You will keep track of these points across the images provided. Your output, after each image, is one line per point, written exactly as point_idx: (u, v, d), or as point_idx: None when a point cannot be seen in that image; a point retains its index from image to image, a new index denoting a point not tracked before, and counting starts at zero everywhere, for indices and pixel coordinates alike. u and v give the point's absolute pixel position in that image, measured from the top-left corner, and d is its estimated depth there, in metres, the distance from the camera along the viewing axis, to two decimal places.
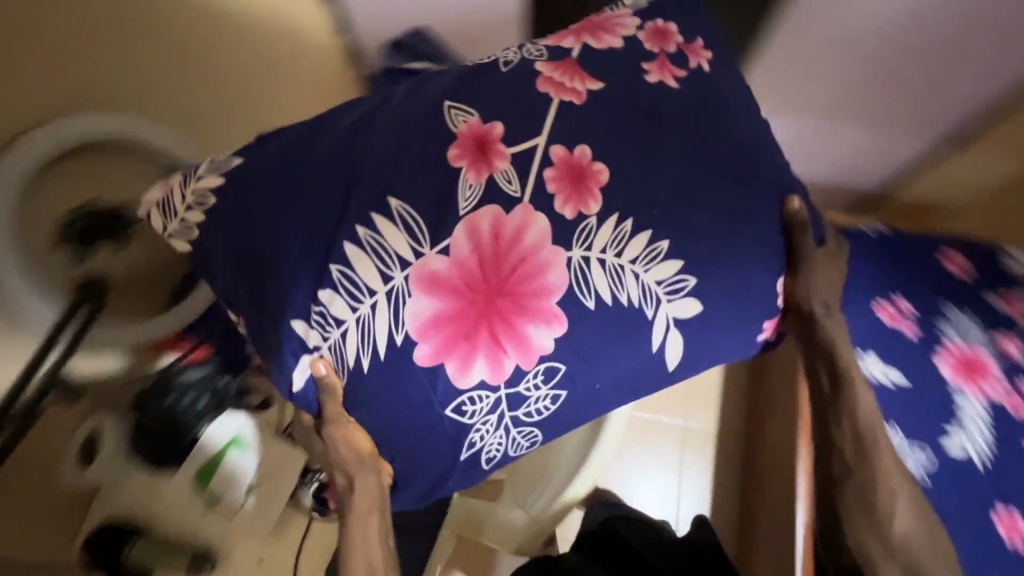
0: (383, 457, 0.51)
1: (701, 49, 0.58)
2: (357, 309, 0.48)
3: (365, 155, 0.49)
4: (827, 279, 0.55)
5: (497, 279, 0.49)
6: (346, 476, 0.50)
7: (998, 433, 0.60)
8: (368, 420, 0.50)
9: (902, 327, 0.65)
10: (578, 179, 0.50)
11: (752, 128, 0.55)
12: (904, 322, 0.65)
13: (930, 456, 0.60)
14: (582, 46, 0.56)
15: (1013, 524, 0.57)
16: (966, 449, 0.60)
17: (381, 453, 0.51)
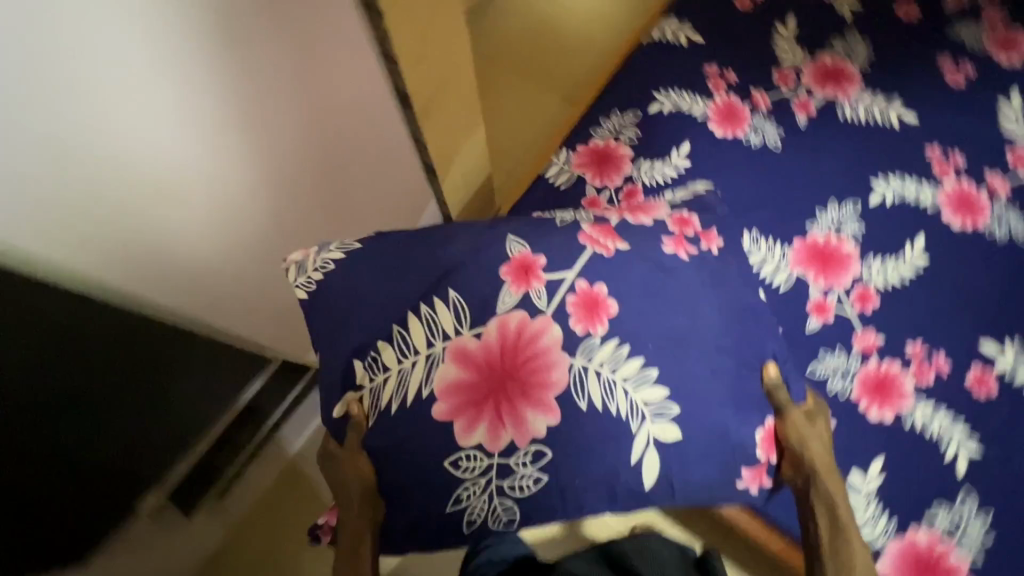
0: (376, 496, 0.60)
1: (714, 237, 0.74)
2: (402, 362, 0.63)
3: (442, 260, 0.68)
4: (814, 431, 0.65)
5: (512, 366, 0.62)
6: (345, 502, 0.60)
7: (863, 215, 0.98)
8: (377, 460, 0.60)
9: (761, 104, 1.05)
10: (592, 307, 0.65)
11: (745, 300, 0.68)
12: (761, 101, 1.05)
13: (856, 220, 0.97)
14: (621, 218, 0.74)
15: (839, 246, 0.95)
16: (883, 191, 0.99)
17: (377, 493, 0.60)
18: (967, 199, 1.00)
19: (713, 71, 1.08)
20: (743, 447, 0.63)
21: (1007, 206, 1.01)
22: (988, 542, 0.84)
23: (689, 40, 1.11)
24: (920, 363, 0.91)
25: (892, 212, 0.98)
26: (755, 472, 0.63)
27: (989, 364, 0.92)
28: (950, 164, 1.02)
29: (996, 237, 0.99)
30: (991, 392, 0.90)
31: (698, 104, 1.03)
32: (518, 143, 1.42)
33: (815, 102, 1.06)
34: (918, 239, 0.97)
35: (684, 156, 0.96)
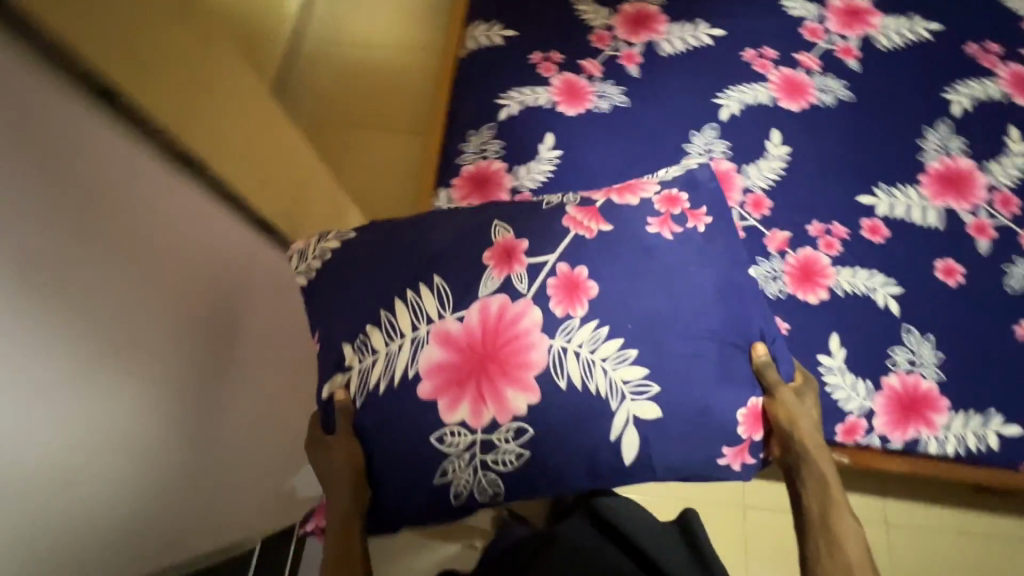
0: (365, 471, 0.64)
1: (703, 215, 0.72)
2: (389, 345, 0.66)
3: (431, 247, 0.71)
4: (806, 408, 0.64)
5: (491, 347, 0.64)
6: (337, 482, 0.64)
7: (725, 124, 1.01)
8: (368, 436, 0.64)
9: (596, 72, 1.05)
10: (572, 288, 0.66)
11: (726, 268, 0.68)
12: (594, 69, 1.05)
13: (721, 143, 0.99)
14: (607, 199, 0.74)
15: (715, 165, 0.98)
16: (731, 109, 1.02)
17: (366, 467, 0.64)
18: (795, 83, 1.04)
19: (537, 59, 1.07)
20: (727, 425, 0.63)
21: (836, 70, 1.05)
22: (939, 357, 0.89)
23: (503, 39, 1.09)
24: (828, 232, 0.95)
25: (758, 139, 1.00)
26: (736, 450, 0.63)
27: (882, 216, 0.96)
28: (765, 59, 1.06)
29: (825, 103, 1.03)
30: (889, 235, 0.95)
31: (540, 97, 1.02)
32: (391, 191, 1.37)
33: (638, 51, 1.07)
34: (772, 135, 1.00)
35: (553, 147, 0.98)
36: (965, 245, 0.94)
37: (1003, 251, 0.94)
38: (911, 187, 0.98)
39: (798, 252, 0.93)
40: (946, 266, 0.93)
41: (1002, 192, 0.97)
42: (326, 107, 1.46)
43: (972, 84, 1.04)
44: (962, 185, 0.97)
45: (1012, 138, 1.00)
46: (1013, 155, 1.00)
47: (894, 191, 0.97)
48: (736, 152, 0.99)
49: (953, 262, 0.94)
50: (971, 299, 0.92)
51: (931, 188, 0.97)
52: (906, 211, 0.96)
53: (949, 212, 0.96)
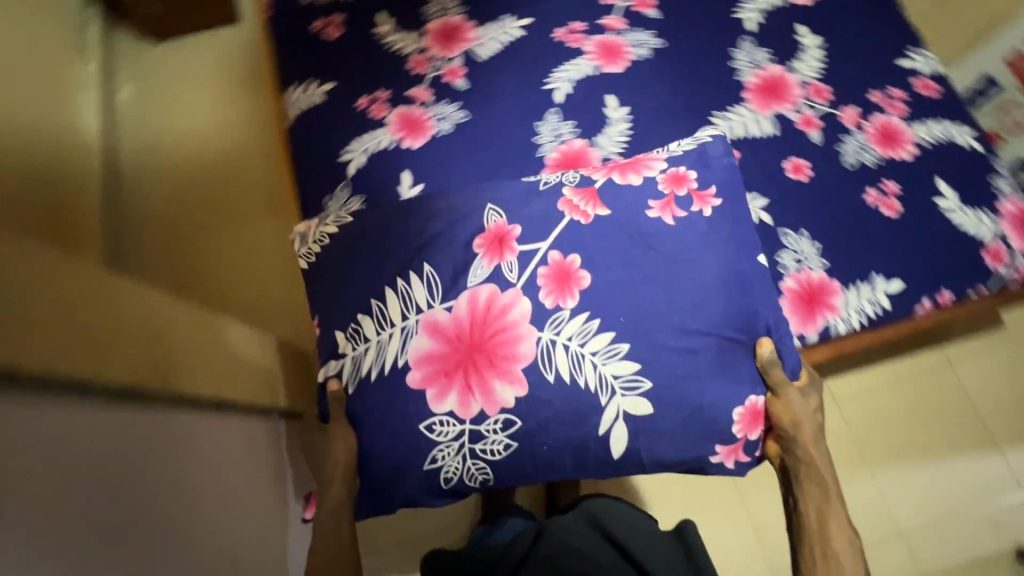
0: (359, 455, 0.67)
1: (711, 196, 0.67)
2: (380, 333, 0.67)
3: (419, 232, 0.69)
4: (811, 408, 0.60)
5: (479, 339, 0.64)
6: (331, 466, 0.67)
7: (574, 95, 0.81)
8: (362, 421, 0.66)
9: (421, 99, 0.82)
10: (563, 279, 0.64)
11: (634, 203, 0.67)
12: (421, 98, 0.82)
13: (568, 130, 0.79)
14: (608, 178, 0.69)
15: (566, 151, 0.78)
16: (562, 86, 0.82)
17: (361, 452, 0.67)
18: (613, 50, 0.84)
19: (364, 105, 0.82)
20: (723, 424, 0.61)
21: (644, 23, 0.86)
22: (819, 244, 0.76)
23: (324, 95, 0.84)
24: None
25: (596, 102, 0.81)
26: (729, 449, 0.61)
27: (731, 142, 0.79)
28: (578, 33, 0.85)
29: (646, 58, 0.84)
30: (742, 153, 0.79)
31: (380, 139, 0.79)
32: (266, 279, 1.14)
33: (460, 62, 0.84)
34: (608, 99, 0.81)
35: (414, 183, 0.77)
36: (800, 139, 0.81)
37: (839, 129, 0.82)
38: (737, 105, 0.82)
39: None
40: (793, 161, 0.79)
41: (816, 82, 0.84)
42: (165, 263, 1.15)
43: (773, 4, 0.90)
44: (786, 88, 0.83)
45: (800, 32, 0.88)
46: (811, 48, 0.87)
47: (723, 112, 0.81)
48: (580, 125, 0.79)
49: (800, 157, 0.80)
50: (828, 185, 0.79)
51: (756, 101, 0.82)
52: (741, 127, 0.80)
53: (778, 117, 0.82)
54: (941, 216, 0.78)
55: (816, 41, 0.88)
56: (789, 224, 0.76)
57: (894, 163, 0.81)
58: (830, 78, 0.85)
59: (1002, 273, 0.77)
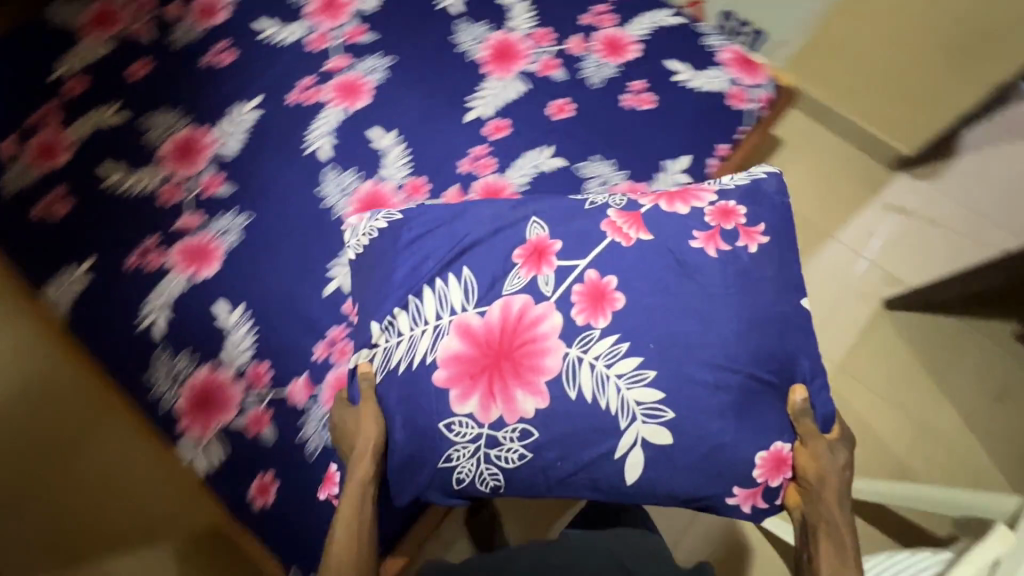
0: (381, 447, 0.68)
1: (759, 234, 0.66)
2: (413, 329, 0.69)
3: (463, 238, 0.72)
4: (837, 463, 0.58)
5: (508, 348, 0.65)
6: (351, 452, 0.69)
7: (338, 130, 0.91)
8: (385, 412, 0.68)
9: (192, 229, 0.88)
10: (598, 299, 0.64)
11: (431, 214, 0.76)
12: (193, 229, 0.88)
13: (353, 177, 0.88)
14: (655, 205, 0.70)
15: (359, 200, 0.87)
16: (322, 147, 0.90)
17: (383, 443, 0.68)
18: (348, 86, 0.93)
19: (136, 263, 0.87)
20: (743, 467, 0.59)
21: (363, 54, 0.95)
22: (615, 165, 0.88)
23: (86, 273, 0.88)
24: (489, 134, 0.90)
25: (365, 146, 0.90)
26: (747, 492, 0.60)
27: (496, 115, 0.91)
28: (309, 88, 0.93)
29: (378, 79, 0.93)
30: (509, 121, 0.90)
31: (172, 288, 0.85)
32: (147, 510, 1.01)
33: (212, 175, 0.90)
34: (373, 134, 0.90)
35: (231, 307, 0.84)
36: (549, 83, 0.92)
37: (575, 60, 0.94)
38: (483, 83, 0.93)
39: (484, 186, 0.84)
40: (555, 105, 0.91)
41: (535, 30, 0.96)
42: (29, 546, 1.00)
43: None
44: (516, 51, 0.94)
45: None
46: (515, 5, 0.99)
47: (475, 92, 0.92)
48: (340, 145, 0.90)
49: (561, 99, 0.92)
50: (591, 117, 0.91)
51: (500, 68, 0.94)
52: (496, 98, 0.92)
53: (523, 75, 0.93)
54: (682, 88, 0.92)
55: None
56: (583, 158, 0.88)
57: (629, 65, 0.94)
58: (549, 23, 0.97)
59: (749, 109, 0.93)
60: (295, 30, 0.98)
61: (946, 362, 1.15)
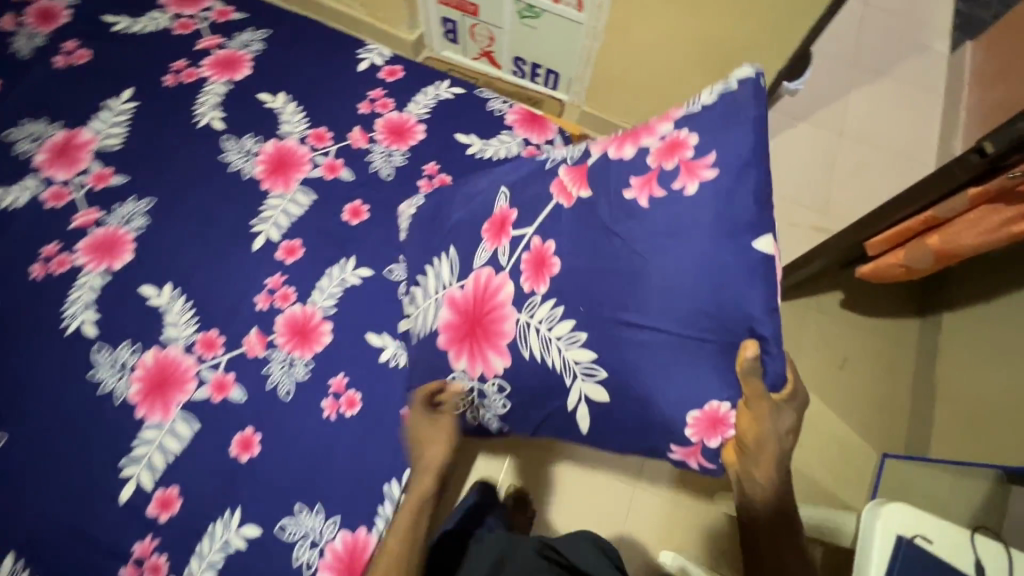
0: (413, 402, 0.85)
1: (705, 167, 0.57)
2: (422, 302, 0.84)
3: (451, 218, 0.82)
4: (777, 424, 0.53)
5: (479, 316, 0.74)
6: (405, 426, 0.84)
7: (104, 299, 0.88)
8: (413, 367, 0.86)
9: None
10: (540, 266, 0.67)
11: (353, 319, 0.89)
12: None
13: (131, 350, 0.86)
14: (603, 153, 0.66)
15: (140, 371, 0.85)
16: (81, 323, 0.87)
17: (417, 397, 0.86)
18: (108, 242, 0.91)
19: None
20: (677, 427, 0.57)
21: (111, 203, 0.93)
22: (306, 203, 0.94)
23: None
24: (274, 294, 0.90)
25: (138, 306, 0.88)
26: (685, 450, 0.58)
27: (284, 236, 0.93)
28: (53, 258, 0.90)
29: (136, 230, 0.92)
30: (299, 244, 0.92)
31: None
32: None
33: None
34: (157, 287, 0.89)
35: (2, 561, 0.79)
36: (339, 188, 0.95)
37: (361, 154, 0.97)
38: (267, 201, 0.94)
39: (276, 329, 0.88)
40: (351, 209, 0.94)
41: (314, 130, 0.97)
42: None
43: (208, 92, 0.99)
44: (295, 158, 0.95)
45: (264, 99, 0.99)
46: (284, 108, 0.98)
47: (260, 212, 0.93)
48: (101, 317, 0.87)
49: (352, 203, 0.95)
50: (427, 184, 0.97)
51: (277, 182, 0.95)
52: (282, 214, 0.93)
53: (306, 183, 0.95)
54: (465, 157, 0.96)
55: (131, 106, 0.98)
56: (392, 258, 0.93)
57: (415, 148, 0.97)
58: (322, 119, 0.98)
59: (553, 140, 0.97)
60: (26, 187, 0.93)
61: (833, 368, 1.25)
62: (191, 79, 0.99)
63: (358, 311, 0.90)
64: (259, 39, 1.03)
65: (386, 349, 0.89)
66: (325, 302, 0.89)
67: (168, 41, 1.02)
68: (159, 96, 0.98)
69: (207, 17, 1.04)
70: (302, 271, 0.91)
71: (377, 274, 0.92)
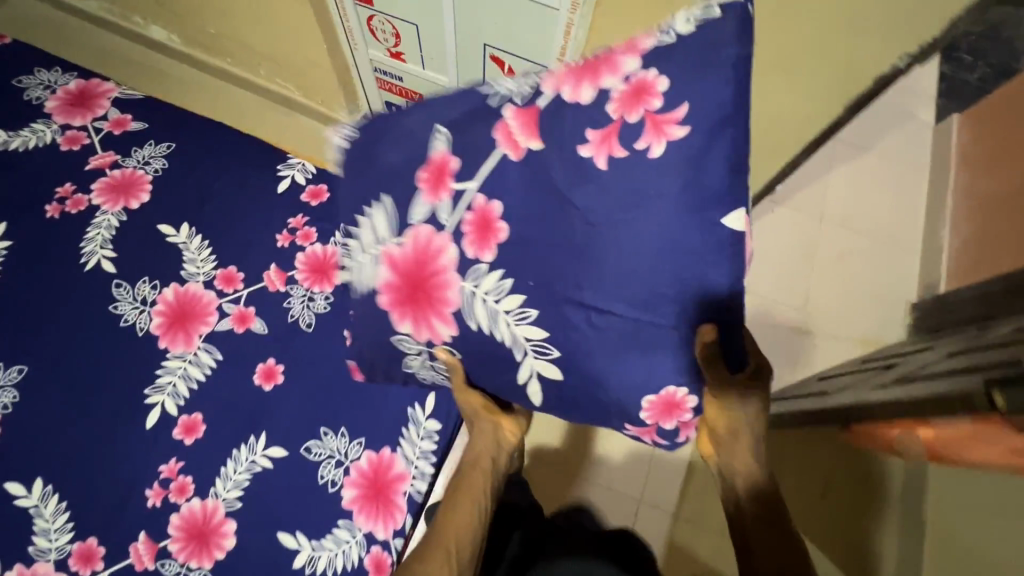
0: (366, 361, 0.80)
1: (676, 121, 0.48)
2: (357, 257, 0.74)
3: (384, 160, 0.71)
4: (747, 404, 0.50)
5: (420, 278, 0.66)
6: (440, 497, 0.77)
7: None
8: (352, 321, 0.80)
9: None
10: (484, 229, 0.58)
11: (272, 514, 0.82)
12: None
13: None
14: (556, 94, 0.55)
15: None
16: None
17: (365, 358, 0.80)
18: None
19: None
20: (632, 410, 0.54)
21: None
22: (216, 361, 0.88)
23: None
24: (168, 487, 0.83)
25: (9, 505, 0.82)
26: (640, 429, 0.56)
27: (183, 410, 0.86)
28: None
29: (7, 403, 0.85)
30: (201, 426, 0.85)
31: None
32: None
33: None
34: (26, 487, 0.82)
35: None
36: (258, 344, 0.90)
37: (278, 299, 0.92)
38: (164, 363, 0.88)
39: (170, 533, 0.81)
40: (264, 370, 0.88)
41: (224, 270, 0.92)
42: None
43: (98, 224, 0.93)
44: (200, 309, 0.90)
45: (166, 233, 0.94)
46: (188, 246, 0.93)
47: (155, 381, 0.87)
48: None
49: (263, 363, 0.89)
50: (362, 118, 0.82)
51: (178, 342, 0.89)
52: (178, 385, 0.87)
53: (210, 338, 0.89)
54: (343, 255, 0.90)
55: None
56: (312, 434, 0.86)
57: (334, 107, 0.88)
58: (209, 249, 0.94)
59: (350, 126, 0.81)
60: None
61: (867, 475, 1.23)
62: (80, 207, 0.93)
63: (267, 509, 0.82)
64: (160, 155, 0.98)
65: (300, 551, 0.81)
66: (230, 494, 0.82)
67: (58, 158, 0.96)
68: (26, 228, 0.92)
69: (101, 129, 0.98)
70: (205, 448, 0.84)
71: (294, 455, 0.85)
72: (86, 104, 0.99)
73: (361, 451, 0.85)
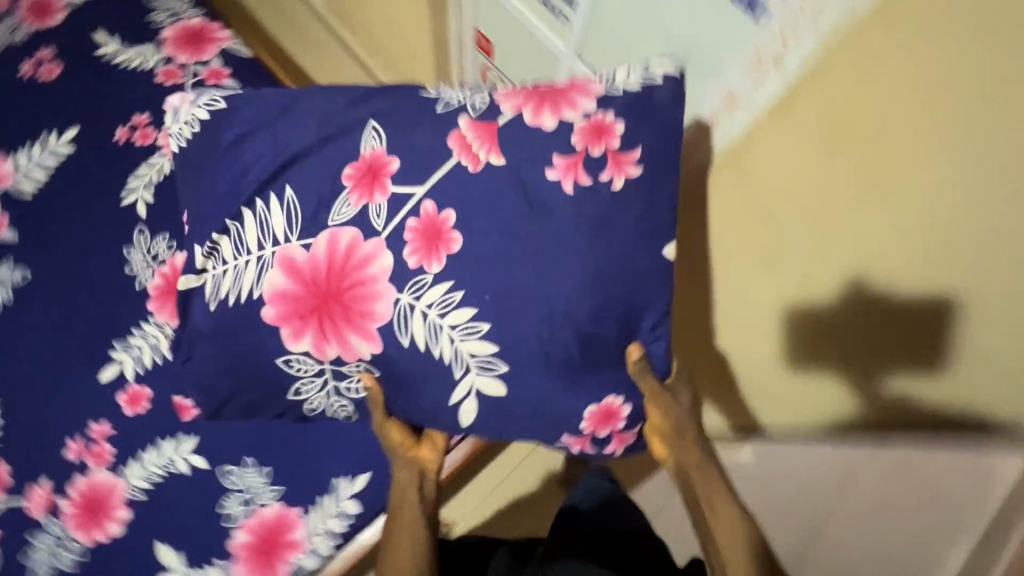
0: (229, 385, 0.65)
1: (632, 162, 0.55)
2: (236, 258, 0.61)
3: (284, 144, 0.60)
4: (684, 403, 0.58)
5: (335, 288, 0.57)
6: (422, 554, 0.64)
7: None
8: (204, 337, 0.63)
9: None
10: (433, 238, 0.55)
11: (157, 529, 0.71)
12: None
13: None
14: (516, 115, 0.57)
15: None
16: None
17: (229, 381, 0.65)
18: None
19: None
20: (571, 422, 0.58)
21: None
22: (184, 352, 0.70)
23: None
24: (90, 448, 0.72)
25: None
26: (576, 439, 0.59)
27: (137, 380, 0.72)
28: None
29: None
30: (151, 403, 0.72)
31: None
32: None
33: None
34: None
35: None
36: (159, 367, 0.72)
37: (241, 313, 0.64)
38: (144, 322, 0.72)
39: (69, 492, 0.73)
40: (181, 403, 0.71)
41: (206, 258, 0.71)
42: None
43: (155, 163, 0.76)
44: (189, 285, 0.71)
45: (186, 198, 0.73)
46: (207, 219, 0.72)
47: (123, 338, 0.73)
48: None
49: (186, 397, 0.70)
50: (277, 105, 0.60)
51: (161, 311, 0.71)
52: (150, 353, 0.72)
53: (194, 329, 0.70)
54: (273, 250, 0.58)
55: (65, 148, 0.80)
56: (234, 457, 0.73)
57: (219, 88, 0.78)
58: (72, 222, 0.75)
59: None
60: None
61: None
62: (149, 142, 0.77)
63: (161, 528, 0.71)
64: None
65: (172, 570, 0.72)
66: (138, 482, 0.72)
67: (144, 86, 0.81)
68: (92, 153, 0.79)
69: (198, 75, 0.82)
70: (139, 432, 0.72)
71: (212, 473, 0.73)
72: (197, 44, 0.84)
73: (274, 498, 0.73)
